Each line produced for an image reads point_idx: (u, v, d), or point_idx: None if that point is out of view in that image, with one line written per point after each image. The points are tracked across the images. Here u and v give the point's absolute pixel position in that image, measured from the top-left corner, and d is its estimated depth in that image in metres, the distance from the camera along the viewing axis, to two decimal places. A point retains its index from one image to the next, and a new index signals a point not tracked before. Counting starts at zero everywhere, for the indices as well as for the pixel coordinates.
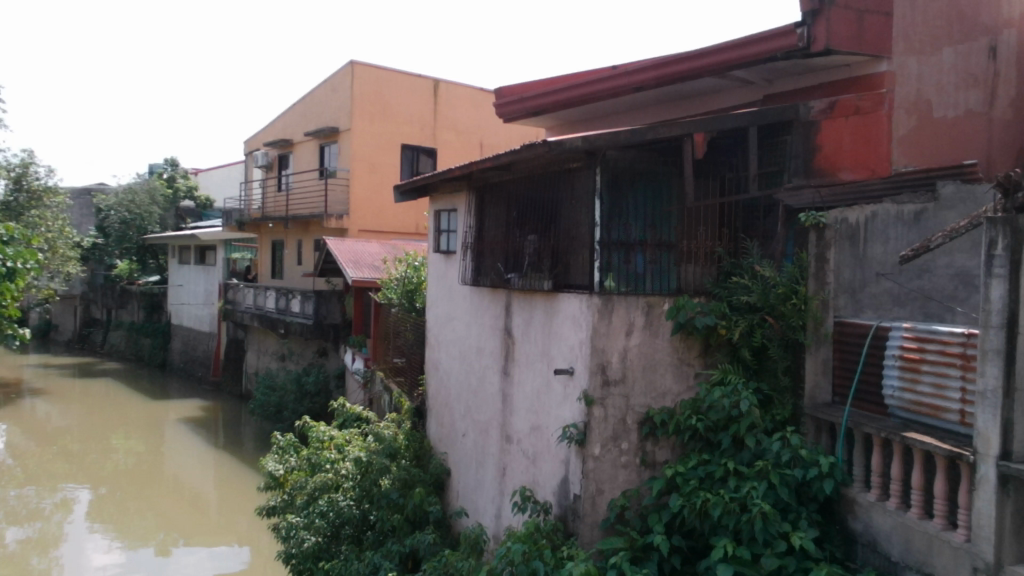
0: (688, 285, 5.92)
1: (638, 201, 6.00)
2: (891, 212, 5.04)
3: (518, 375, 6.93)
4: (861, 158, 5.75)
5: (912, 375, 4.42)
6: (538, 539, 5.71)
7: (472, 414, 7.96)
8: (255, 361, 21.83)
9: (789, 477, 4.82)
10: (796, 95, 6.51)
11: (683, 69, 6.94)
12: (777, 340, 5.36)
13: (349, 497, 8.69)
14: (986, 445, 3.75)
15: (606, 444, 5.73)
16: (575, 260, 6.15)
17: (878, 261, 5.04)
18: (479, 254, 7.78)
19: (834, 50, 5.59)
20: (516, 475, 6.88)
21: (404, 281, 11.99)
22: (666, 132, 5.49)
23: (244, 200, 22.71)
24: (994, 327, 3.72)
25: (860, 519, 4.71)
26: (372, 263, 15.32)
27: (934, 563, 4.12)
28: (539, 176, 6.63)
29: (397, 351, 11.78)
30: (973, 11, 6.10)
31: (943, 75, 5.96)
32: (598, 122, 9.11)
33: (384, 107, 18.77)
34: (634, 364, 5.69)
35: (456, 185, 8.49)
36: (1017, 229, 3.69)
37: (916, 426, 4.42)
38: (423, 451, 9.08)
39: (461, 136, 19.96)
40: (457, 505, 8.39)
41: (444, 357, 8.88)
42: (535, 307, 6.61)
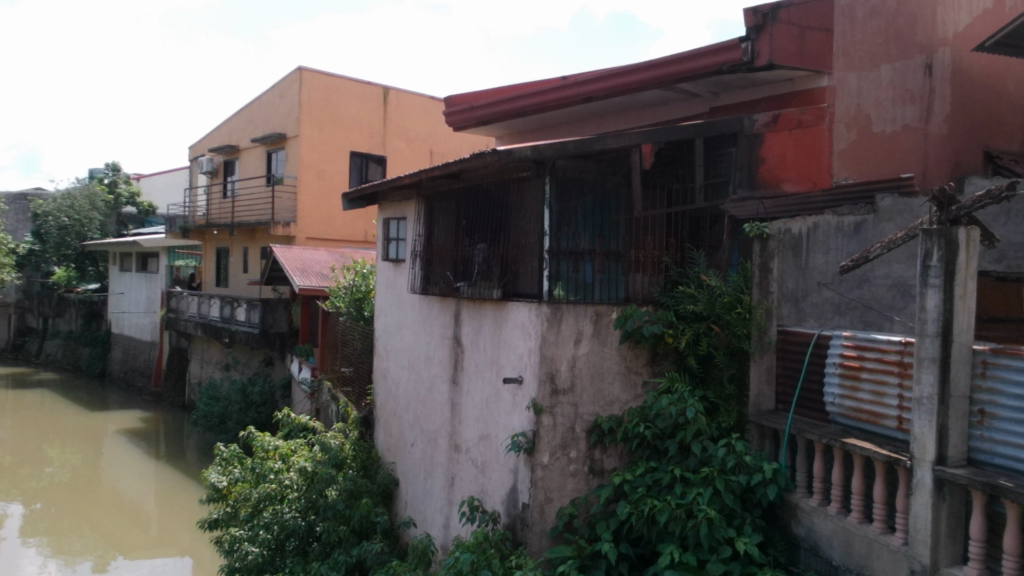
0: (636, 293, 5.97)
1: (586, 211, 6.02)
2: (832, 224, 5.25)
3: (467, 384, 6.91)
4: (804, 170, 5.97)
5: (853, 382, 4.52)
6: (487, 549, 5.69)
7: (421, 424, 7.91)
8: (199, 370, 21.42)
9: (734, 483, 4.87)
10: (741, 107, 6.65)
11: (631, 80, 7.04)
12: (723, 349, 5.43)
13: (294, 508, 8.60)
14: (923, 450, 3.85)
15: (554, 452, 5.76)
16: (524, 269, 6.16)
17: (819, 271, 5.24)
18: (428, 262, 7.75)
19: (777, 65, 5.74)
20: (465, 484, 6.85)
21: (352, 290, 11.94)
22: (614, 143, 5.55)
23: (188, 206, 22.29)
24: (930, 336, 3.84)
25: (802, 524, 4.81)
26: (321, 270, 15.17)
27: (872, 567, 4.22)
28: (488, 185, 6.65)
29: (345, 360, 11.67)
30: (909, 31, 6.25)
31: (881, 92, 6.16)
32: (548, 132, 9.17)
33: (333, 114, 18.60)
34: (582, 373, 5.72)
35: (405, 192, 8.46)
36: (952, 241, 3.82)
37: (856, 432, 4.53)
38: (371, 462, 9.03)
39: (412, 144, 19.94)
40: (404, 515, 8.32)
41: (393, 365, 8.81)
42: (484, 316, 6.59)
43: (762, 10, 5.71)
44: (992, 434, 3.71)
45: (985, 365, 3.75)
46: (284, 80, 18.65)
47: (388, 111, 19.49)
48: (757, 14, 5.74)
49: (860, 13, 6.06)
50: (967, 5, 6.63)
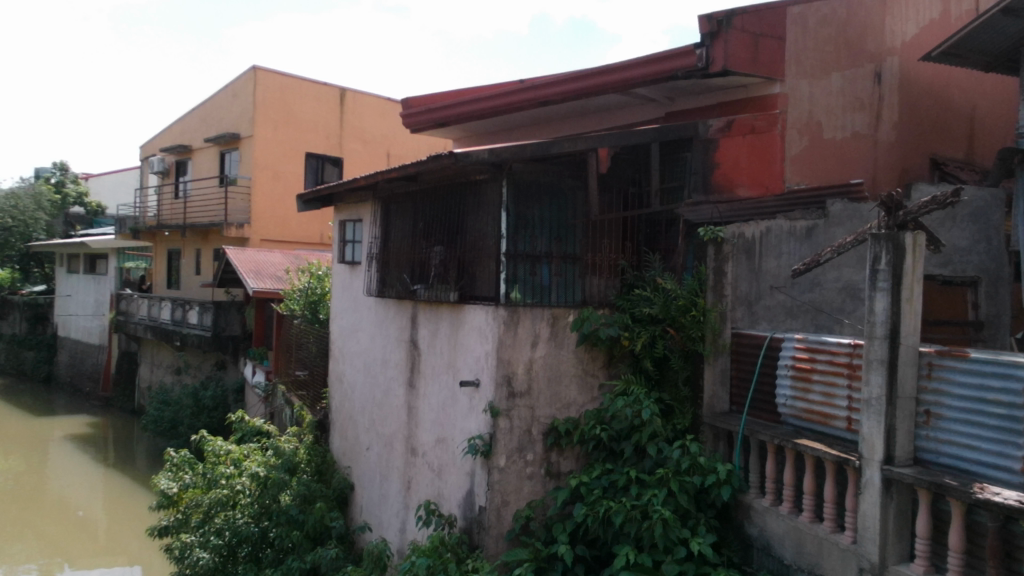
0: (592, 297, 5.99)
1: (543, 215, 6.07)
2: (785, 229, 5.32)
3: (423, 388, 6.87)
4: (756, 175, 6.04)
5: (804, 384, 4.60)
6: (443, 553, 5.66)
7: (377, 427, 7.85)
8: (149, 375, 21.01)
9: (688, 484, 4.92)
10: (696, 113, 6.73)
11: (587, 84, 7.08)
12: (678, 351, 5.50)
13: (247, 513, 8.47)
14: (871, 449, 3.93)
15: (511, 455, 5.74)
16: (481, 272, 6.15)
17: (771, 275, 5.35)
18: (385, 264, 7.70)
19: (731, 71, 5.83)
20: (421, 488, 6.81)
21: (307, 292, 11.82)
22: (571, 146, 5.57)
23: (139, 207, 21.85)
24: (878, 338, 3.93)
25: (755, 524, 4.88)
26: (275, 273, 14.98)
27: (823, 565, 4.30)
28: (445, 187, 6.62)
29: (299, 363, 11.54)
30: (859, 40, 6.41)
31: (832, 98, 6.28)
32: (505, 134, 9.19)
33: (288, 114, 18.39)
34: (539, 375, 5.73)
35: (361, 194, 8.38)
36: (899, 245, 3.91)
37: (807, 432, 4.61)
38: (325, 467, 8.92)
39: (368, 145, 19.83)
40: (360, 520, 8.25)
41: (348, 369, 8.73)
42: (441, 319, 6.56)
43: (717, 17, 5.80)
44: (938, 434, 3.80)
45: (931, 367, 3.85)
46: (239, 80, 18.39)
47: (344, 112, 19.38)
48: (712, 20, 5.80)
49: (812, 22, 6.18)
50: (914, 17, 6.83)
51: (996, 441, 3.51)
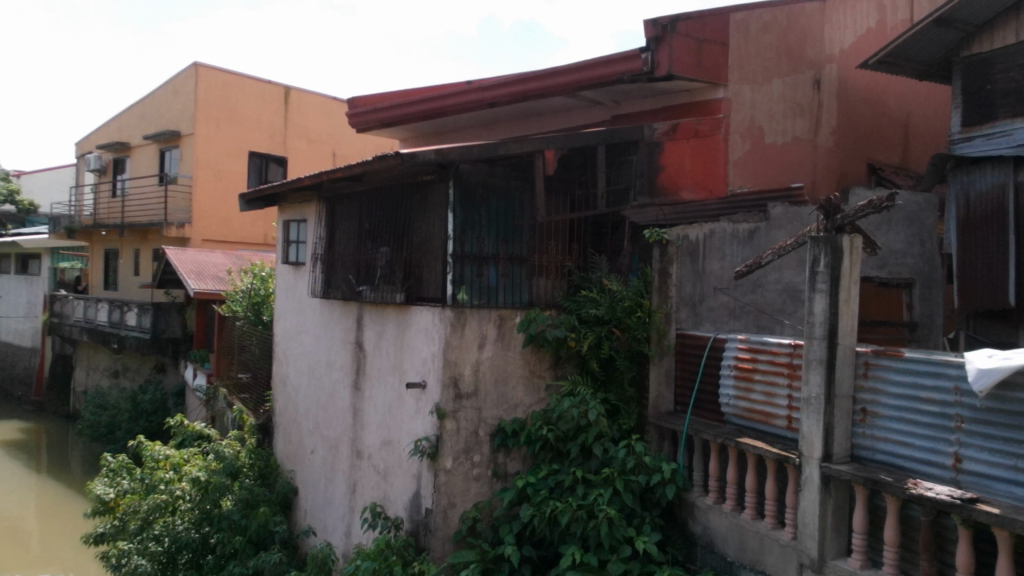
0: (539, 298, 6.01)
1: (490, 215, 6.06)
2: (728, 232, 5.42)
3: (369, 390, 6.80)
4: (701, 179, 6.17)
5: (746, 384, 4.69)
6: (388, 556, 5.61)
7: (321, 430, 7.76)
8: (85, 378, 20.43)
9: (634, 484, 4.98)
10: (642, 117, 6.79)
11: (535, 87, 7.10)
12: (624, 352, 5.56)
13: (187, 519, 8.30)
14: (810, 448, 4.02)
15: (457, 456, 5.71)
16: (428, 273, 6.11)
17: (715, 276, 5.43)
18: (330, 265, 7.62)
19: (676, 76, 5.91)
20: (367, 491, 6.74)
21: (250, 293, 11.64)
22: (517, 148, 5.58)
23: (74, 206, 21.20)
24: (818, 338, 4.02)
25: (699, 522, 4.95)
26: (217, 274, 14.70)
27: (764, 561, 4.38)
28: (391, 188, 6.57)
29: (242, 366, 11.33)
30: (800, 47, 6.57)
31: (773, 104, 6.42)
32: (452, 135, 9.18)
33: (231, 112, 18.05)
34: (485, 377, 5.73)
35: (306, 194, 8.28)
36: (837, 247, 3.99)
37: (749, 431, 4.69)
38: (269, 471, 8.78)
39: (313, 145, 19.65)
40: (304, 524, 8.13)
41: (293, 371, 8.61)
42: (387, 320, 6.50)
43: (662, 22, 5.87)
44: (874, 432, 3.91)
45: (867, 366, 3.96)
46: (179, 76, 17.98)
47: (289, 111, 19.11)
48: (657, 25, 5.87)
49: (754, 28, 6.30)
50: (853, 25, 7.04)
51: (929, 439, 3.62)
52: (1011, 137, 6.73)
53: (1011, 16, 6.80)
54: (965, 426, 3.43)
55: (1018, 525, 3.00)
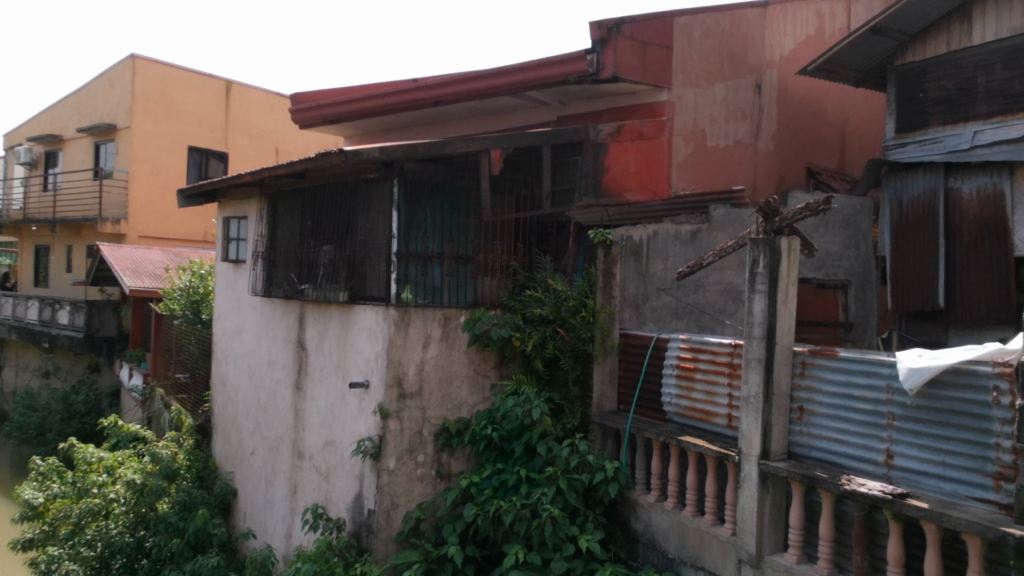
0: (484, 298, 6.00)
1: (435, 214, 6.04)
2: (671, 232, 5.46)
3: (311, 390, 6.71)
4: (645, 181, 6.18)
5: (687, 382, 4.77)
6: (329, 558, 5.54)
7: (262, 430, 7.64)
8: (14, 378, 19.73)
9: (577, 482, 5.01)
10: (587, 118, 6.83)
11: (480, 86, 7.08)
12: (568, 352, 5.59)
13: (121, 523, 8.14)
14: (749, 445, 4.09)
15: (401, 456, 5.64)
16: (371, 272, 6.03)
17: (658, 277, 5.47)
18: (272, 263, 7.51)
19: (620, 78, 5.96)
20: (308, 492, 6.65)
21: (189, 290, 11.42)
22: (463, 146, 5.57)
23: (3, 200, 20.44)
24: (756, 338, 4.09)
25: (641, 520, 5.00)
26: (154, 271, 14.34)
27: (704, 557, 4.45)
28: (334, 185, 6.50)
29: (180, 365, 11.08)
30: (741, 52, 6.72)
31: (715, 108, 6.54)
32: (396, 133, 9.13)
33: (170, 106, 17.61)
34: (429, 377, 5.70)
35: (246, 191, 8.13)
36: (776, 249, 4.07)
37: (690, 430, 4.77)
38: (207, 472, 8.63)
39: (255, 140, 19.34)
40: (243, 527, 7.99)
41: (232, 370, 8.45)
42: (330, 319, 6.42)
43: (607, 24, 5.90)
44: (810, 429, 4.00)
45: (804, 366, 4.06)
46: (116, 67, 17.47)
47: (230, 106, 18.77)
48: (602, 27, 5.91)
49: (697, 33, 6.42)
50: (792, 32, 7.23)
51: (862, 435, 3.72)
52: (942, 143, 7.02)
53: (942, 27, 7.05)
54: (897, 423, 3.54)
55: (945, 519, 3.10)
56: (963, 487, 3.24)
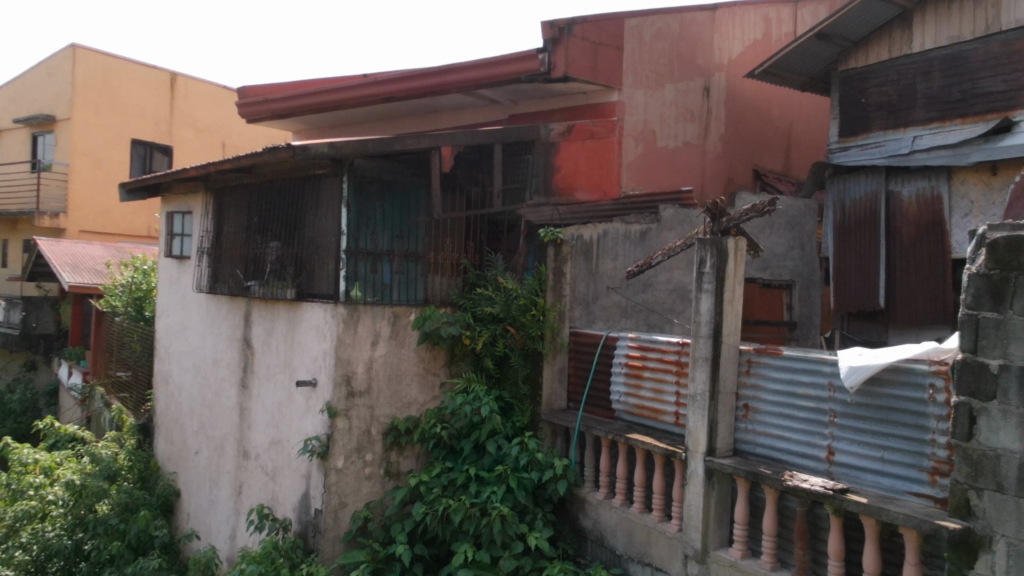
0: (434, 295, 5.99)
1: (384, 211, 6.00)
2: (621, 232, 5.50)
3: (257, 388, 6.61)
4: (595, 181, 6.23)
5: (636, 380, 4.81)
6: (275, 558, 5.46)
7: (206, 430, 7.51)
8: None
9: (527, 480, 5.01)
10: (539, 117, 6.84)
11: (432, 83, 7.04)
12: (518, 350, 5.62)
13: (59, 526, 7.83)
14: (695, 442, 4.15)
15: (349, 456, 5.59)
16: (320, 269, 5.98)
17: (608, 276, 5.52)
18: (217, 259, 7.39)
19: (571, 77, 5.99)
20: (253, 493, 6.55)
21: (131, 287, 11.17)
22: (414, 143, 5.54)
23: None
24: (703, 336, 4.15)
25: (589, 517, 5.04)
26: (94, 266, 13.97)
27: (651, 553, 4.50)
28: (282, 180, 6.42)
29: (121, 364, 10.82)
30: (690, 54, 6.81)
31: (665, 109, 6.60)
32: (346, 128, 9.03)
33: (111, 97, 17.15)
34: (378, 375, 5.66)
35: (191, 185, 7.97)
36: (722, 249, 4.13)
37: (638, 427, 4.81)
38: (148, 473, 8.53)
39: (201, 134, 18.96)
40: (186, 528, 7.84)
41: (176, 369, 8.29)
42: (277, 317, 6.32)
43: (559, 24, 5.92)
44: (755, 426, 4.07)
45: (750, 364, 4.13)
46: (55, 57, 16.96)
47: (175, 99, 18.34)
48: (554, 26, 5.93)
49: (648, 35, 6.48)
50: (740, 35, 7.35)
51: (805, 432, 3.79)
52: (883, 148, 7.19)
53: (884, 34, 7.23)
54: (838, 420, 3.63)
55: (883, 514, 3.17)
56: (902, 482, 3.33)
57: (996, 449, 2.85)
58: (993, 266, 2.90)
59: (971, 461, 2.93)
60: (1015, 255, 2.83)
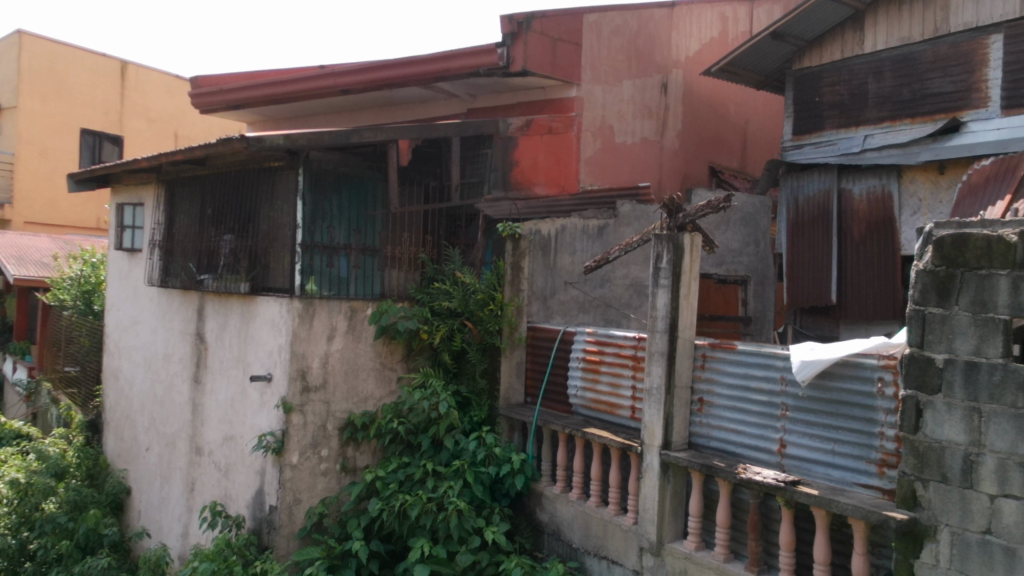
0: (391, 290, 5.98)
1: (341, 204, 5.94)
2: (578, 227, 5.56)
3: (209, 383, 6.51)
4: (553, 176, 6.27)
5: (593, 374, 4.84)
6: (228, 556, 5.38)
7: (157, 426, 7.38)
8: None
9: (484, 475, 5.03)
10: (497, 111, 6.81)
11: (389, 76, 6.98)
12: (476, 345, 5.63)
13: (3, 525, 7.64)
14: (651, 436, 4.19)
15: (304, 451, 5.52)
16: (274, 263, 5.91)
17: (566, 271, 5.58)
18: (169, 252, 7.26)
19: (530, 72, 5.98)
20: (206, 490, 6.46)
21: (79, 280, 10.91)
22: (371, 136, 5.49)
23: None
24: (660, 331, 4.19)
25: (546, 511, 5.07)
26: (40, 259, 13.60)
27: (607, 546, 4.54)
28: (236, 172, 6.32)
29: (69, 359, 10.58)
30: (648, 50, 6.86)
31: (623, 105, 6.65)
32: (303, 120, 8.91)
33: (59, 85, 16.70)
34: (334, 370, 5.61)
35: (142, 177, 7.81)
36: (679, 245, 4.16)
37: (595, 422, 4.84)
38: (97, 470, 8.32)
39: (153, 124, 18.56)
40: (137, 526, 7.68)
41: (126, 364, 8.13)
42: (231, 311, 6.23)
43: (518, 19, 5.91)
44: (709, 420, 4.12)
45: (705, 359, 4.18)
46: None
47: (126, 88, 17.92)
48: (513, 21, 5.91)
49: (606, 31, 6.51)
50: (697, 33, 7.41)
51: (758, 426, 3.85)
52: (836, 146, 7.31)
53: (837, 34, 7.34)
54: (790, 413, 3.69)
55: (833, 505, 3.24)
56: (851, 474, 3.40)
57: (942, 441, 2.92)
58: (939, 263, 2.97)
59: (918, 453, 3.00)
60: (960, 252, 2.89)
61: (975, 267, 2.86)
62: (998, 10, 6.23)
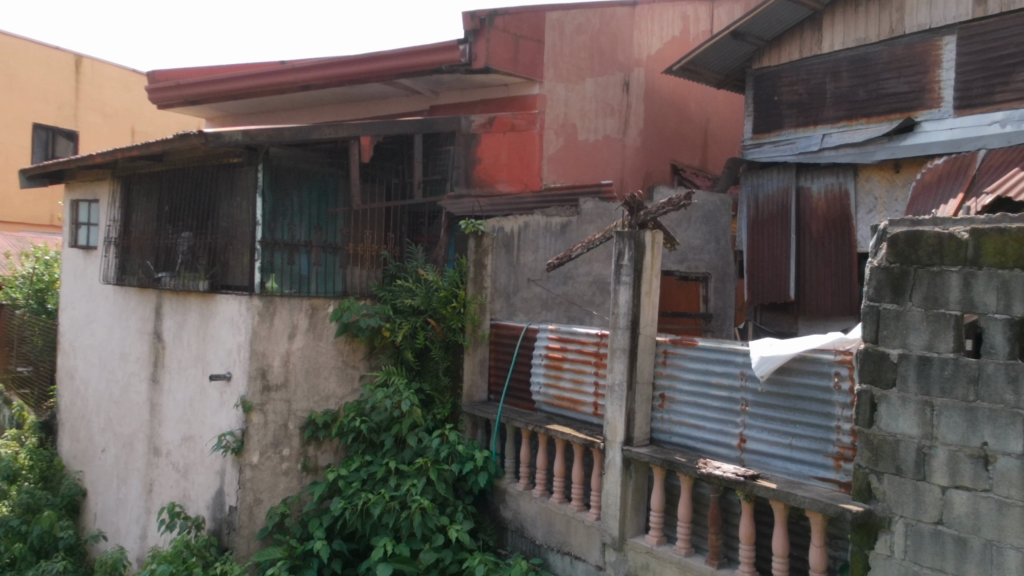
0: (352, 287, 5.98)
1: (301, 201, 5.89)
2: (541, 225, 5.59)
3: (167, 383, 6.41)
4: (516, 173, 6.28)
5: (556, 371, 4.86)
6: (187, 558, 5.30)
7: (114, 427, 7.24)
8: None
9: (446, 473, 5.03)
10: (460, 108, 6.80)
11: (352, 72, 6.92)
12: (439, 342, 5.60)
13: None
14: (613, 432, 4.22)
15: (265, 451, 5.45)
16: (233, 260, 5.82)
17: (529, 268, 5.62)
18: (126, 250, 7.12)
19: (492, 70, 5.99)
20: (164, 491, 6.36)
21: (31, 278, 10.63)
22: (332, 132, 5.44)
23: None
24: (621, 328, 4.22)
25: (509, 507, 5.08)
26: None
27: (570, 542, 4.56)
28: (195, 169, 6.22)
29: (23, 359, 10.35)
30: (610, 49, 6.89)
31: (586, 103, 6.67)
32: (263, 115, 8.79)
33: (10, 78, 16.27)
34: (295, 368, 5.56)
35: (97, 173, 7.65)
36: (640, 242, 4.20)
37: (558, 419, 4.87)
38: (52, 473, 8.12)
39: (109, 119, 18.18)
40: (93, 528, 7.54)
41: (81, 363, 7.96)
42: (189, 309, 6.13)
43: (480, 16, 5.92)
44: (671, 416, 4.15)
45: (665, 355, 4.22)
46: None
47: (80, 82, 17.54)
48: (475, 18, 5.91)
49: (568, 29, 6.54)
50: (659, 32, 7.47)
51: (718, 421, 3.90)
52: (794, 145, 7.42)
53: (795, 35, 7.45)
54: (749, 409, 3.74)
55: (791, 498, 3.29)
56: (808, 468, 3.46)
57: (896, 434, 2.98)
58: (894, 260, 3.03)
59: (873, 446, 3.06)
60: (913, 250, 2.96)
61: (927, 263, 2.92)
62: (951, 13, 6.37)
